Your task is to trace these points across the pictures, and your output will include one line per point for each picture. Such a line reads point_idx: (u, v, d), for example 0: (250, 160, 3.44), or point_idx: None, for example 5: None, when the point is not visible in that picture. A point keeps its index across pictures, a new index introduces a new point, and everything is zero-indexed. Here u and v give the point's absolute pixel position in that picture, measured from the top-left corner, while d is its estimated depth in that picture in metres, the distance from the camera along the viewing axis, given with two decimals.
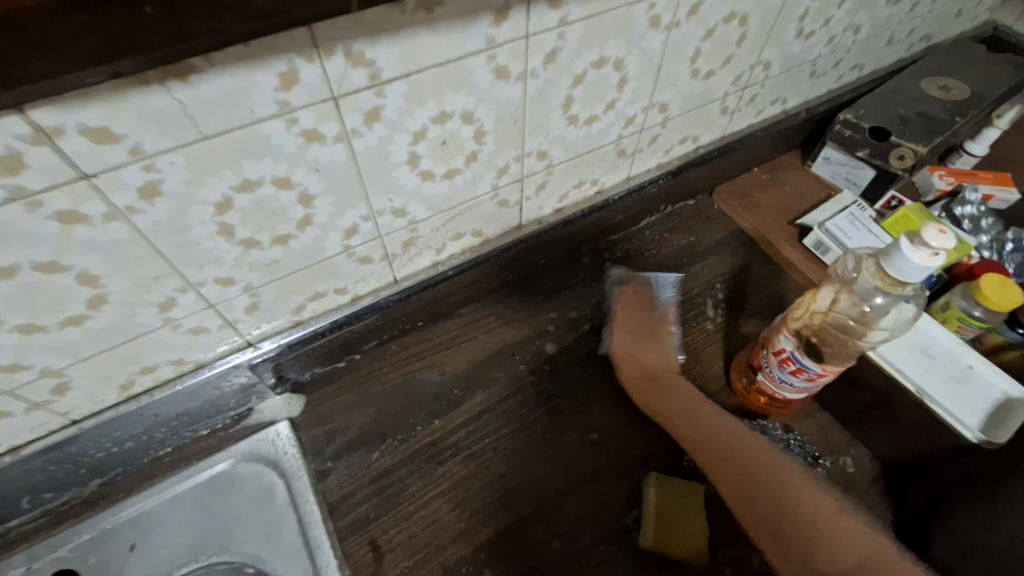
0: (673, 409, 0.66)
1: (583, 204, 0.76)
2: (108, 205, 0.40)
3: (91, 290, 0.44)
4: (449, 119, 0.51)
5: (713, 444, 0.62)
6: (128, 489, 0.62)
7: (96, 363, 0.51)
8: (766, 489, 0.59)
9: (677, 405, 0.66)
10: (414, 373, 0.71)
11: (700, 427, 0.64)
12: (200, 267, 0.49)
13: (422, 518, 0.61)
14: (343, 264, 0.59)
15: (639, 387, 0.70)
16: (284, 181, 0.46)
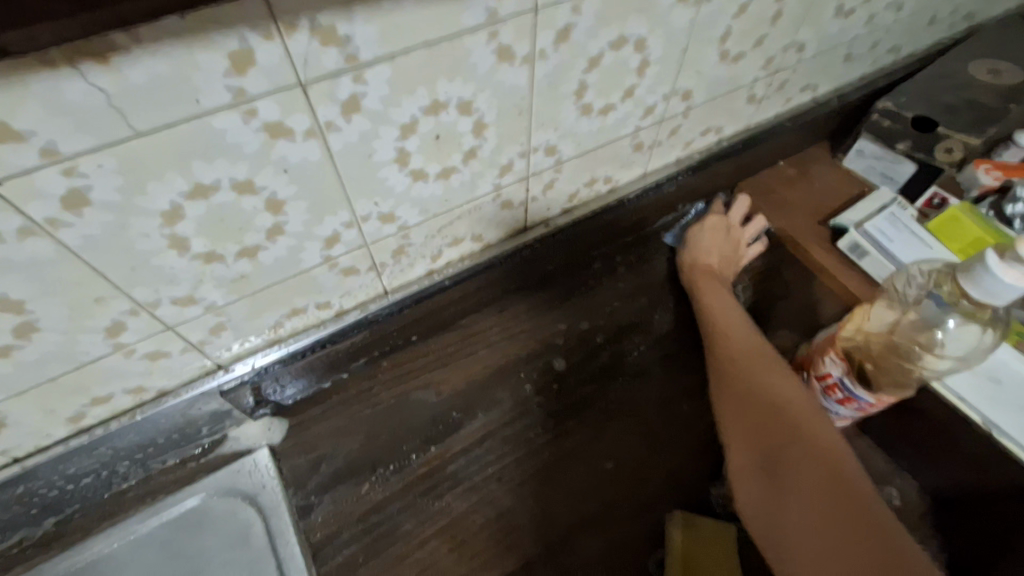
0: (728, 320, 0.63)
1: (595, 204, 0.69)
2: (24, 218, 0.32)
3: (16, 317, 0.37)
4: (443, 109, 0.44)
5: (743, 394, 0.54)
6: (85, 529, 0.55)
7: (34, 397, 0.44)
8: (776, 431, 0.50)
9: (737, 320, 0.62)
10: (408, 393, 0.64)
11: (739, 355, 0.58)
12: (149, 286, 0.41)
13: (417, 562, 0.54)
14: (325, 276, 0.52)
15: (699, 270, 0.69)
16: (246, 184, 0.39)
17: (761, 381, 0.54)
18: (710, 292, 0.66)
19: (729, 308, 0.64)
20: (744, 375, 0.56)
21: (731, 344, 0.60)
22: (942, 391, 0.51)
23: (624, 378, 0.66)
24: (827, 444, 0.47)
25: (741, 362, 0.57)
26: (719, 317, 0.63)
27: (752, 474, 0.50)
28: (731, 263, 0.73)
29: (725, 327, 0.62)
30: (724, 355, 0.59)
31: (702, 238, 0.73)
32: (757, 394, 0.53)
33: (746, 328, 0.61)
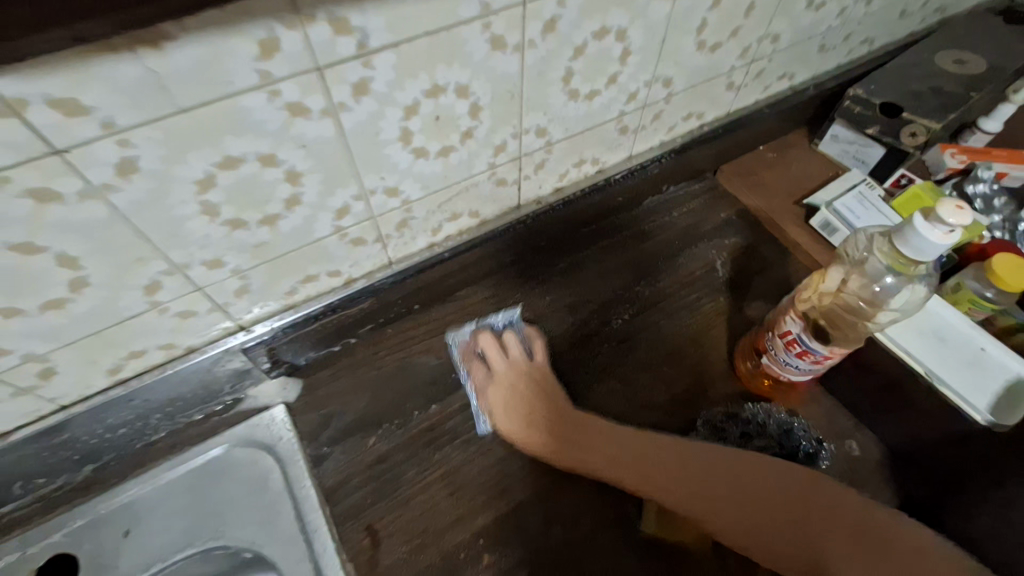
0: (621, 455, 0.59)
1: (583, 184, 0.74)
2: (83, 182, 0.38)
3: (71, 272, 0.43)
4: (442, 92, 0.49)
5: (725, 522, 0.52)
6: (120, 476, 0.61)
7: (81, 348, 0.50)
8: (770, 499, 0.52)
9: (614, 450, 0.59)
10: (410, 357, 0.69)
11: (669, 467, 0.56)
12: (183, 248, 0.47)
13: (419, 505, 0.60)
14: (336, 246, 0.58)
15: (536, 431, 0.62)
16: (269, 158, 0.44)
17: (694, 466, 0.55)
18: (582, 445, 0.60)
19: (607, 434, 0.61)
20: (696, 482, 0.54)
21: (657, 453, 0.58)
22: (891, 346, 0.57)
23: (609, 343, 0.71)
24: (780, 491, 0.52)
25: (674, 464, 0.56)
26: (611, 441, 0.60)
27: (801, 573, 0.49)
28: (551, 393, 0.65)
29: (620, 454, 0.59)
30: (656, 466, 0.57)
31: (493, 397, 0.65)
32: (730, 483, 0.54)
33: (665, 444, 0.58)
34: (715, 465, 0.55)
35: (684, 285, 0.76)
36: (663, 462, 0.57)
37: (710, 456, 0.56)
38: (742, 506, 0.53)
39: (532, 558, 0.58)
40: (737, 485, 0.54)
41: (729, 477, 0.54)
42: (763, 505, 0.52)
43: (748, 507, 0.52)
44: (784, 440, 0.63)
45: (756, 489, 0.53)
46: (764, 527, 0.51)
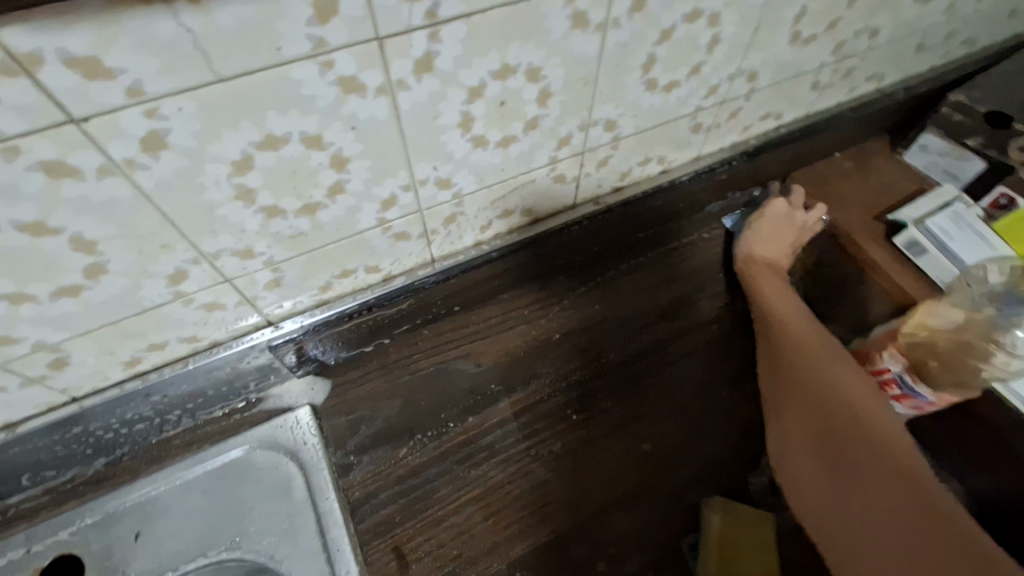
0: (788, 310, 0.60)
1: (644, 185, 0.68)
2: (105, 157, 0.33)
3: (88, 257, 0.38)
4: (512, 74, 0.43)
5: (810, 400, 0.53)
6: (132, 472, 0.57)
7: (97, 339, 0.45)
8: (850, 436, 0.49)
9: (793, 308, 0.61)
10: (446, 363, 0.64)
11: (795, 373, 0.55)
12: (215, 236, 0.42)
13: (451, 527, 0.55)
14: (377, 239, 0.52)
15: (744, 256, 0.68)
16: (316, 140, 0.39)
17: (823, 381, 0.52)
18: (778, 298, 0.62)
19: (792, 304, 0.61)
20: (822, 369, 0.53)
21: (802, 353, 0.55)
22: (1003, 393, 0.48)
23: (664, 360, 0.65)
24: (868, 444, 0.47)
25: (802, 365, 0.54)
26: (785, 313, 0.60)
27: (817, 465, 0.51)
28: (772, 245, 0.68)
29: (791, 325, 0.58)
30: (794, 357, 0.56)
31: (762, 226, 0.69)
32: (834, 409, 0.50)
33: (832, 363, 0.53)
34: (839, 391, 0.51)
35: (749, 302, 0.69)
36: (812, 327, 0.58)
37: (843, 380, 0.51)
38: (827, 430, 0.50)
39: None
40: (845, 412, 0.49)
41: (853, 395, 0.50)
42: (845, 439, 0.49)
43: (831, 435, 0.50)
44: None
45: (861, 413, 0.49)
46: (833, 459, 0.50)
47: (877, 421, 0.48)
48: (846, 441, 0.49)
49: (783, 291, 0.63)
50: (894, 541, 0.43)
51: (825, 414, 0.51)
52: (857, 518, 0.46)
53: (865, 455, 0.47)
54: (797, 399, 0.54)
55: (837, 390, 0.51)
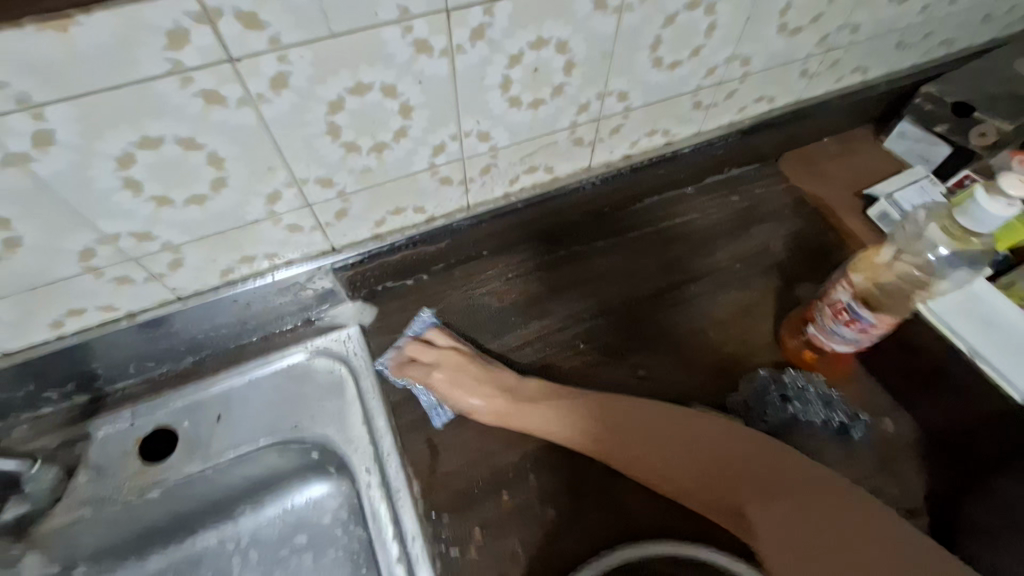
0: (578, 422, 0.63)
1: (651, 155, 0.78)
2: (244, 91, 0.44)
3: (215, 172, 0.50)
4: (544, 45, 0.54)
5: (689, 476, 0.58)
6: (215, 368, 0.69)
7: (206, 246, 0.57)
8: (761, 479, 0.55)
9: (583, 410, 0.63)
10: (475, 297, 0.75)
11: (637, 449, 0.60)
12: (307, 164, 0.53)
13: (475, 424, 0.66)
14: (426, 182, 0.63)
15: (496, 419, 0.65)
16: (391, 90, 0.50)
17: (648, 456, 0.59)
18: (543, 419, 0.63)
19: (576, 414, 0.63)
20: (655, 449, 0.59)
21: (673, 425, 0.61)
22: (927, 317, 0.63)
23: (658, 305, 0.76)
24: (782, 476, 0.55)
25: (635, 429, 0.61)
26: (580, 421, 0.63)
27: (736, 525, 0.55)
28: (520, 391, 0.66)
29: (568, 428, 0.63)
30: (619, 427, 0.62)
31: (439, 372, 0.66)
32: (717, 461, 0.57)
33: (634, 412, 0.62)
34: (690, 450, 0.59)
35: (739, 261, 0.80)
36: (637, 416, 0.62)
37: (688, 430, 0.60)
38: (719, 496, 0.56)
39: (575, 482, 0.63)
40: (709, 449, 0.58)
41: (680, 435, 0.60)
42: (751, 480, 0.55)
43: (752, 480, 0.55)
44: (822, 411, 0.64)
45: (688, 445, 0.59)
46: (767, 497, 0.54)
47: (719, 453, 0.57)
48: (720, 481, 0.56)
49: (568, 406, 0.64)
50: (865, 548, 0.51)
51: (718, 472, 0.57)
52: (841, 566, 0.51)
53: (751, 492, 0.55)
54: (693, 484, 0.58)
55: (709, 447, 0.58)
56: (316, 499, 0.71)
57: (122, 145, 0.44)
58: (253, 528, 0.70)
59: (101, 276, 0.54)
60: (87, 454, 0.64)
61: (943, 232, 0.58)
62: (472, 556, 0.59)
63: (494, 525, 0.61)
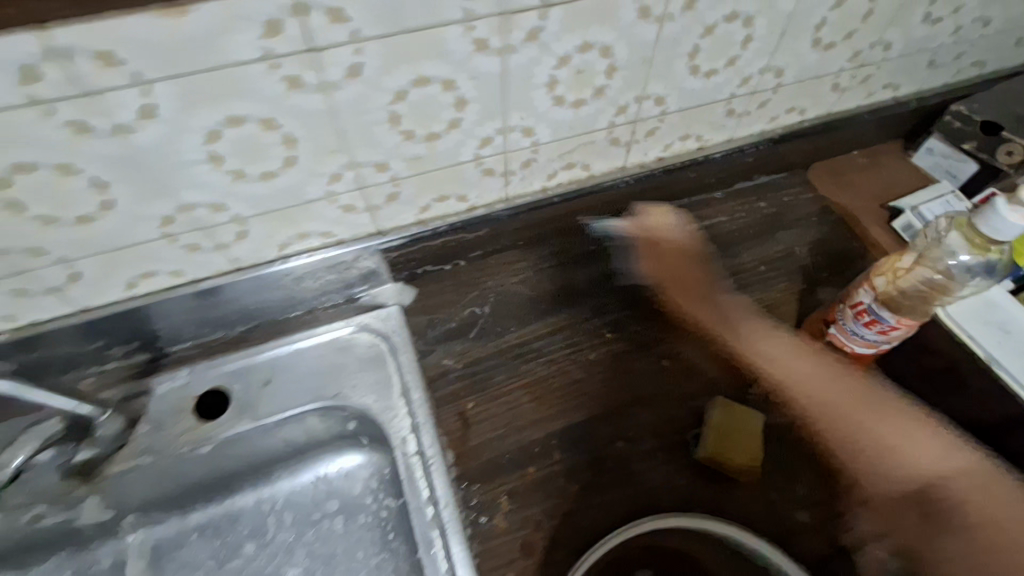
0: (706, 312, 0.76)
1: (681, 158, 0.82)
2: (321, 78, 0.49)
3: (287, 151, 0.55)
4: (591, 49, 0.58)
5: (815, 392, 0.66)
6: (264, 337, 0.74)
7: (270, 220, 0.62)
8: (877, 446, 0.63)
9: (715, 303, 0.76)
10: (507, 285, 0.78)
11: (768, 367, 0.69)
12: (367, 149, 0.58)
13: (504, 402, 0.70)
14: (472, 172, 0.68)
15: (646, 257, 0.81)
16: (450, 84, 0.55)
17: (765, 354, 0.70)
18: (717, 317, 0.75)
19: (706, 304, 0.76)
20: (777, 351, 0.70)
21: (821, 365, 0.67)
22: (945, 320, 0.65)
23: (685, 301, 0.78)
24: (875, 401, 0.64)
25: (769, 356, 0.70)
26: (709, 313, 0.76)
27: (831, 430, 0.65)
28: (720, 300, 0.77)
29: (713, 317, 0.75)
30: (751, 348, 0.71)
31: (649, 253, 0.81)
32: (828, 377, 0.66)
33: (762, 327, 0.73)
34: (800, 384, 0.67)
35: (764, 263, 0.82)
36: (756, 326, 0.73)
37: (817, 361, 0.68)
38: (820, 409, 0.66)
39: (596, 461, 0.67)
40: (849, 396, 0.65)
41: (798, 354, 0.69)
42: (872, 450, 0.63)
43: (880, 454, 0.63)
44: None
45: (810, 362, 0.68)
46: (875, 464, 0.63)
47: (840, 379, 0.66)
48: (823, 398, 0.65)
49: (704, 302, 0.77)
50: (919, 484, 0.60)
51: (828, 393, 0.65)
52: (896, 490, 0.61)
53: (841, 412, 0.64)
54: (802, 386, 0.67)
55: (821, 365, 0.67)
56: (349, 468, 0.80)
57: (212, 121, 0.49)
58: (292, 491, 0.80)
59: (175, 243, 0.60)
60: (146, 408, 0.69)
61: (962, 239, 0.59)
62: (499, 522, 0.63)
63: (521, 495, 0.65)
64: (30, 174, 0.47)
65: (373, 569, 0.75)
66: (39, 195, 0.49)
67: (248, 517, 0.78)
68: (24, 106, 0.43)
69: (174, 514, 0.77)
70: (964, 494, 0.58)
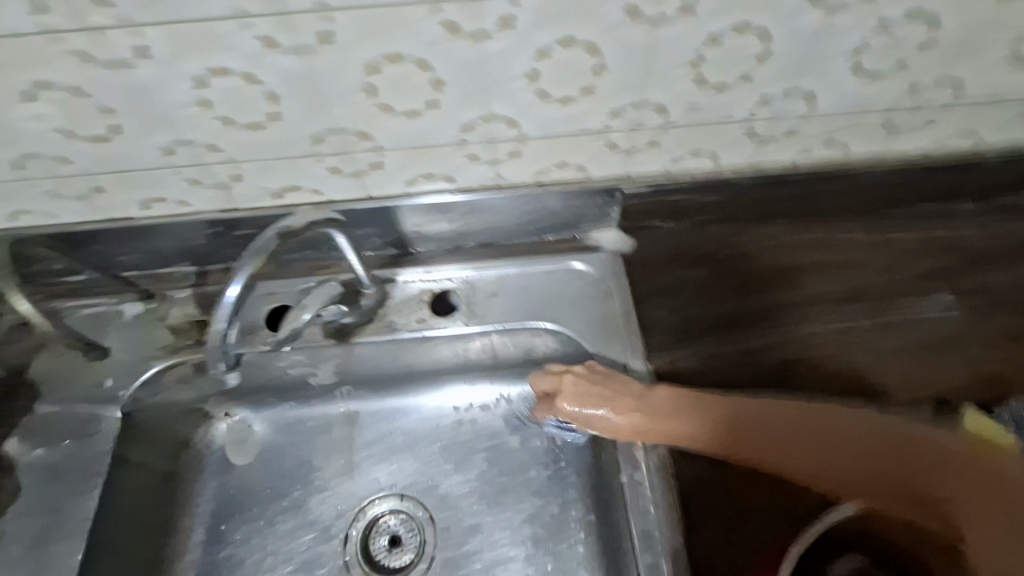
0: (700, 416, 0.65)
1: (948, 156, 0.75)
2: (659, 13, 0.53)
3: (594, 80, 0.59)
4: (916, 18, 0.57)
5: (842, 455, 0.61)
6: (492, 257, 0.81)
7: (545, 144, 0.67)
8: (971, 480, 0.59)
9: (706, 406, 0.66)
10: (729, 253, 0.76)
11: (794, 437, 0.62)
12: (658, 91, 0.61)
13: (714, 362, 0.71)
14: (736, 131, 0.68)
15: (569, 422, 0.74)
16: (764, 35, 0.56)
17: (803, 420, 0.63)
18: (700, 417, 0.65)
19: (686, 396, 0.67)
20: (806, 429, 0.63)
21: (850, 427, 0.62)
22: None
23: (913, 309, 0.74)
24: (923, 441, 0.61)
25: (774, 423, 0.63)
26: (684, 411, 0.66)
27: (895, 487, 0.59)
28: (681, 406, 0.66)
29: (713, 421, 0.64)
30: (745, 416, 0.64)
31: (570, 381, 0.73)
32: (857, 436, 0.62)
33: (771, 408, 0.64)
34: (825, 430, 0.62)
35: (1015, 291, 0.74)
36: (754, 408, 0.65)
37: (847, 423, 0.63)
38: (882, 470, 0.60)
39: None
40: (900, 436, 0.62)
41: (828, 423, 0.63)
42: (966, 486, 0.58)
43: (979, 491, 0.58)
44: None
45: (843, 427, 0.62)
46: (939, 482, 0.59)
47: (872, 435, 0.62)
48: (865, 456, 0.61)
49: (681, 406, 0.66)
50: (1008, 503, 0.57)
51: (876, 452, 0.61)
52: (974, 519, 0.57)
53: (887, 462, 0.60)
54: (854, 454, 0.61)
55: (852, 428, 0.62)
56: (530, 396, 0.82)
57: (551, 40, 0.54)
58: (477, 405, 0.83)
59: (463, 150, 0.66)
60: (390, 294, 0.80)
61: None
62: (703, 466, 0.65)
63: None
64: (394, 65, 0.55)
65: (543, 490, 0.78)
66: (391, 85, 0.57)
67: (431, 413, 0.83)
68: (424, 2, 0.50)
69: (375, 396, 0.84)
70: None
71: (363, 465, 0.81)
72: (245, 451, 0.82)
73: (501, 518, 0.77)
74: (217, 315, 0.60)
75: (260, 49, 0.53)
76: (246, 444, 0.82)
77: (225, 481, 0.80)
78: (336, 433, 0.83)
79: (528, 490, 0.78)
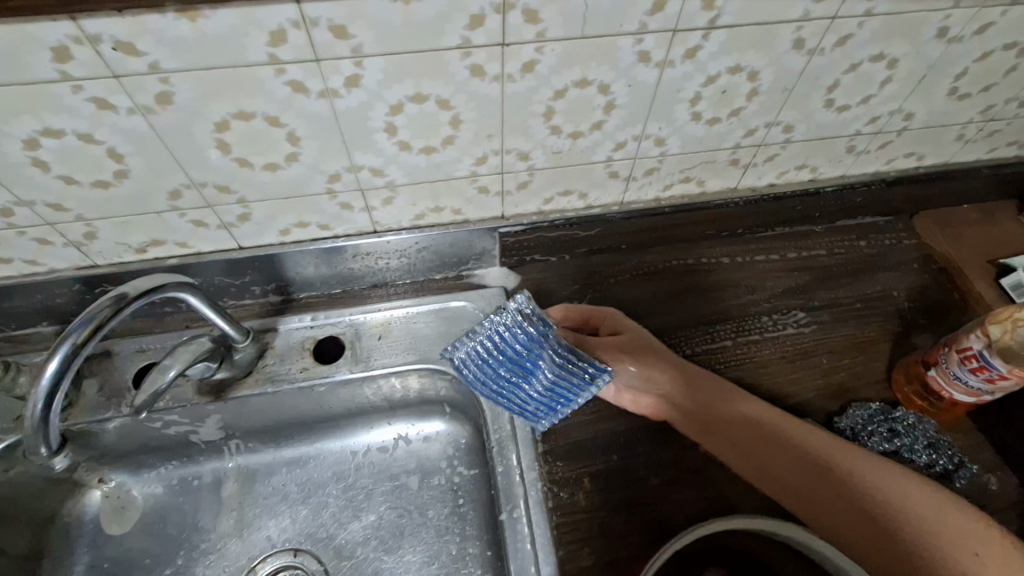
0: (643, 389, 0.72)
1: (792, 188, 0.82)
2: (501, 69, 0.56)
3: (450, 130, 0.61)
4: (739, 72, 0.62)
5: (740, 443, 0.70)
6: (381, 298, 0.81)
7: (416, 190, 0.68)
8: (837, 483, 0.65)
9: (649, 386, 0.72)
10: (605, 285, 0.82)
11: (704, 428, 0.71)
12: (514, 137, 0.64)
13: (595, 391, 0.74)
14: (599, 172, 0.72)
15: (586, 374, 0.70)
16: (606, 87, 0.60)
17: (714, 412, 0.71)
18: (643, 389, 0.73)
19: (665, 386, 0.72)
20: (716, 419, 0.71)
21: (750, 424, 0.70)
22: None
23: (776, 325, 0.80)
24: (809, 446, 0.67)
25: (694, 414, 0.71)
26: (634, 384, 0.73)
27: (774, 480, 0.68)
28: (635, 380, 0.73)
29: (645, 399, 0.73)
30: (676, 404, 0.72)
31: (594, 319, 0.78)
32: (754, 433, 0.69)
33: (697, 401, 0.71)
34: (731, 422, 0.70)
35: (862, 301, 0.83)
36: (683, 395, 0.72)
37: (752, 421, 0.70)
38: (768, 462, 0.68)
39: (677, 463, 0.70)
40: (790, 440, 0.68)
41: (737, 418, 0.70)
42: (831, 490, 0.65)
43: (842, 493, 0.65)
44: (926, 451, 0.70)
45: (746, 424, 0.70)
46: (810, 481, 0.66)
47: (768, 434, 0.69)
48: (758, 451, 0.69)
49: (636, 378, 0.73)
50: (860, 510, 0.64)
51: (766, 446, 0.69)
52: (835, 515, 0.65)
53: (775, 457, 0.68)
54: (749, 443, 0.69)
55: (755, 425, 0.70)
56: (428, 433, 0.83)
57: (401, 96, 0.56)
58: (374, 445, 0.82)
59: (334, 199, 0.67)
60: (271, 344, 0.77)
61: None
62: (580, 499, 0.67)
63: (593, 480, 0.69)
64: (244, 121, 0.55)
65: (442, 530, 0.77)
66: (246, 140, 0.57)
67: (326, 459, 0.82)
68: (265, 63, 0.50)
69: (268, 446, 0.81)
70: (898, 529, 0.62)
71: (255, 521, 0.78)
72: (121, 520, 0.77)
73: (400, 563, 0.75)
74: (35, 390, 0.55)
75: (94, 109, 0.51)
76: (124, 511, 0.78)
77: (101, 552, 0.75)
78: (227, 490, 0.80)
79: (425, 533, 0.77)
